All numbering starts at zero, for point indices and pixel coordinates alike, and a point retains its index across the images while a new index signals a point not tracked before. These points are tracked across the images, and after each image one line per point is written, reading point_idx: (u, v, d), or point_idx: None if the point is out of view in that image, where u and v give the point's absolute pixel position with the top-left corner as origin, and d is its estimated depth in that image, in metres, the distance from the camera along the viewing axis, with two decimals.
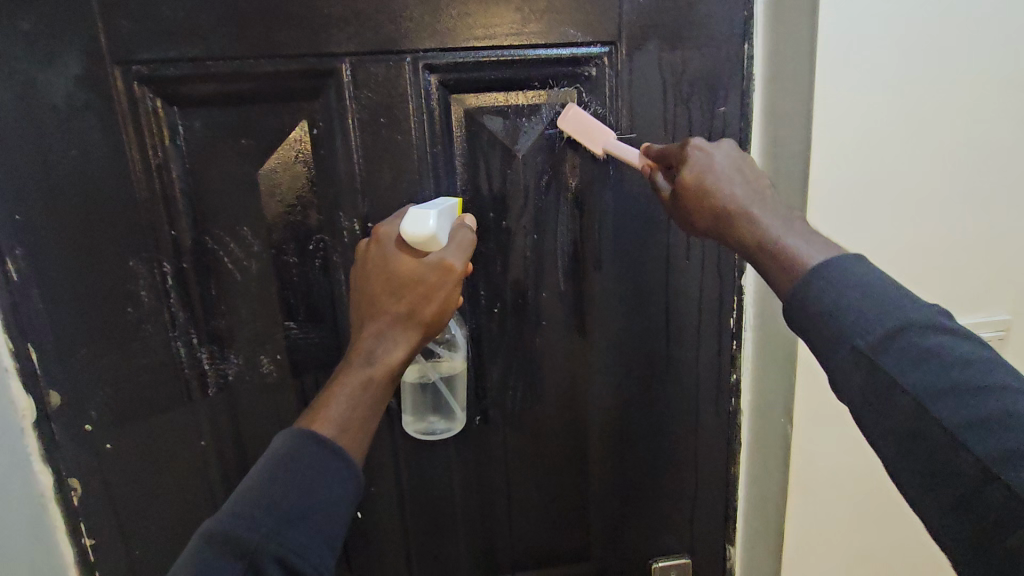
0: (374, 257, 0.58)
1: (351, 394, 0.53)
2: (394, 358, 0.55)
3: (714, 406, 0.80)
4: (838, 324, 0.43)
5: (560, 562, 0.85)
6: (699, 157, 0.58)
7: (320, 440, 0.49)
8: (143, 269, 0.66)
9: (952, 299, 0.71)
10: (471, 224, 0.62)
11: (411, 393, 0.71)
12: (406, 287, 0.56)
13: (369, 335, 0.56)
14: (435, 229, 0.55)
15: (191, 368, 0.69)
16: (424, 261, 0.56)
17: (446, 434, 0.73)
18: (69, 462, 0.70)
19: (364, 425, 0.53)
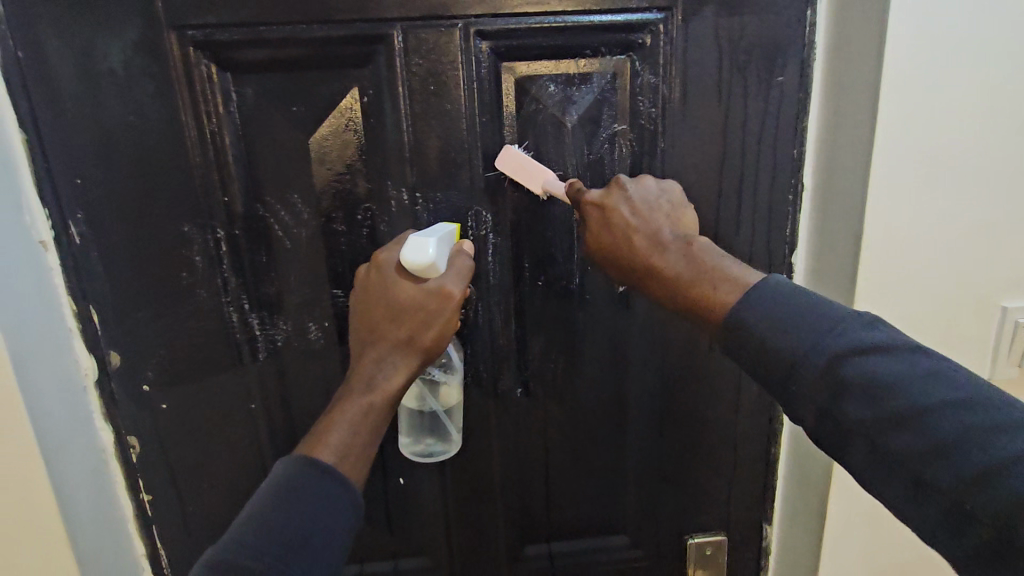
0: (375, 285, 0.61)
1: (352, 420, 0.57)
2: (392, 384, 0.59)
3: (757, 385, 0.79)
4: (749, 316, 0.48)
5: (595, 534, 0.86)
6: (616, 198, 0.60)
7: (315, 462, 0.52)
8: (197, 235, 0.67)
9: (1016, 281, 0.68)
10: (469, 248, 0.64)
11: (408, 416, 0.72)
12: (405, 315, 0.59)
13: (370, 362, 0.60)
14: (434, 256, 0.58)
15: (242, 333, 0.71)
16: (423, 288, 0.59)
17: (443, 456, 0.74)
18: (128, 420, 0.73)
19: (362, 451, 0.56)
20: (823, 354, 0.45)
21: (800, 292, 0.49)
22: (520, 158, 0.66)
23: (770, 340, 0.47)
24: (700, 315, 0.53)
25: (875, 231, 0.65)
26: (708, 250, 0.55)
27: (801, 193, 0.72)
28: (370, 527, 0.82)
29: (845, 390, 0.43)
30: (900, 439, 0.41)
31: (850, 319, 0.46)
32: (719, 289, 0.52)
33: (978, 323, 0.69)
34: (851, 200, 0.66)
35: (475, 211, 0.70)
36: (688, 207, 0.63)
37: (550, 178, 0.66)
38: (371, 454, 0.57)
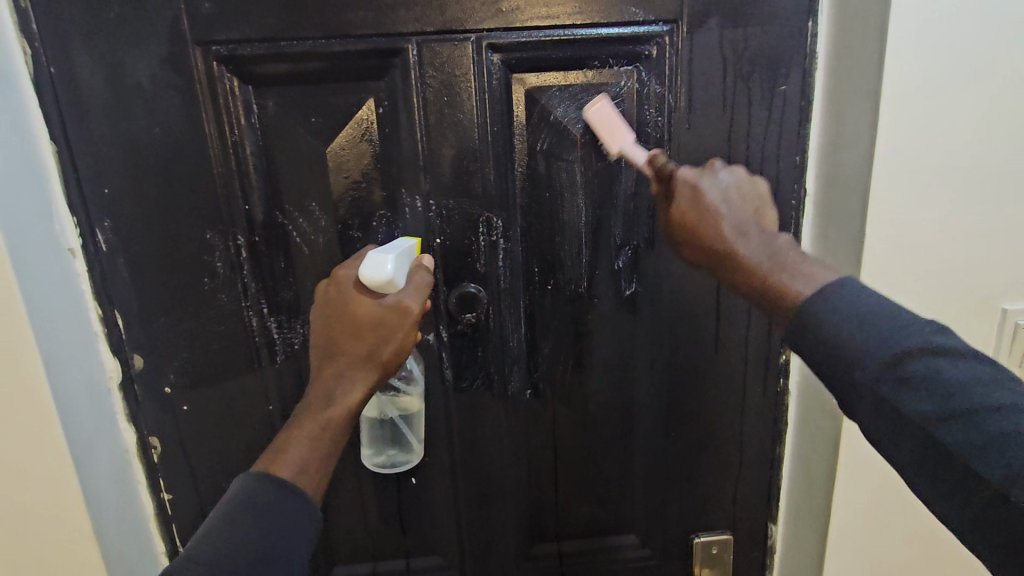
0: (333, 301, 0.61)
1: (311, 436, 0.58)
2: (350, 399, 0.60)
3: (762, 386, 0.81)
4: (824, 317, 0.47)
5: (604, 533, 0.88)
6: (687, 184, 0.58)
7: (275, 480, 0.54)
8: (219, 241, 0.69)
9: (1017, 283, 0.69)
10: (429, 261, 0.65)
11: (369, 427, 0.75)
12: (364, 331, 0.60)
13: (330, 377, 0.61)
14: (392, 274, 0.58)
15: (262, 337, 0.73)
16: (382, 304, 0.60)
17: (405, 466, 0.78)
18: (150, 421, 0.75)
19: (320, 466, 0.58)
20: (887, 353, 0.44)
21: (870, 295, 0.47)
22: (612, 112, 0.65)
23: (841, 339, 0.45)
24: (768, 304, 0.51)
25: (877, 235, 0.66)
26: (790, 249, 0.52)
27: (804, 198, 0.73)
28: (383, 526, 0.84)
29: (908, 389, 0.43)
30: (962, 435, 0.42)
31: (917, 323, 0.45)
32: (780, 277, 0.50)
33: (980, 325, 0.71)
34: (853, 205, 0.68)
35: (486, 217, 0.72)
36: (768, 204, 0.59)
37: (628, 140, 0.64)
38: (329, 468, 0.58)
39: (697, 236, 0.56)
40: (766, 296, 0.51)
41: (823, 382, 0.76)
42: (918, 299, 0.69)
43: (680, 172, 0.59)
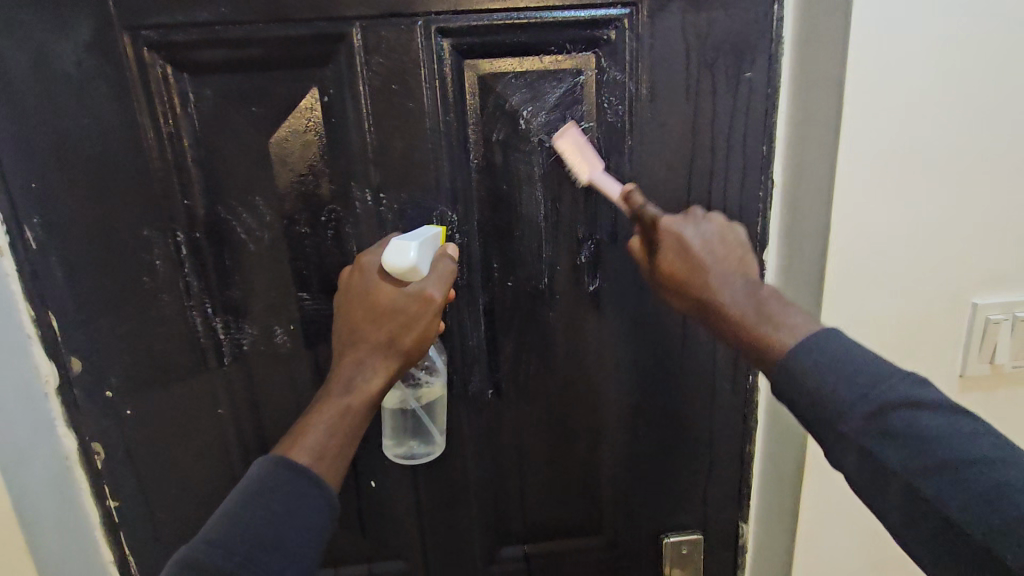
0: (357, 287, 0.60)
1: (330, 422, 0.56)
2: (372, 386, 0.58)
3: (731, 384, 0.78)
4: (797, 370, 0.47)
5: (571, 535, 0.86)
6: (675, 234, 0.58)
7: (293, 465, 0.51)
8: (157, 238, 0.66)
9: (988, 276, 0.67)
10: (454, 252, 0.63)
11: (390, 417, 0.71)
12: (385, 317, 0.58)
13: (350, 364, 0.59)
14: (415, 260, 0.56)
15: (207, 338, 0.70)
16: (405, 290, 0.58)
17: (426, 458, 0.73)
18: (92, 427, 0.71)
19: (340, 453, 0.55)
20: (865, 405, 0.44)
21: (854, 350, 0.47)
22: (581, 140, 0.64)
23: (824, 388, 0.46)
24: (756, 358, 0.51)
25: (843, 229, 0.64)
26: (775, 300, 0.53)
27: (770, 191, 0.71)
28: (343, 532, 0.82)
29: (887, 440, 0.43)
30: (952, 488, 0.40)
31: (897, 376, 0.45)
32: (766, 332, 0.51)
33: (950, 321, 0.69)
34: (819, 196, 0.65)
35: (440, 211, 0.68)
36: (750, 251, 0.59)
37: (598, 171, 0.63)
38: (349, 458, 0.56)
39: (688, 286, 0.57)
40: (755, 349, 0.51)
41: None
42: (886, 293, 0.67)
43: (663, 220, 0.59)
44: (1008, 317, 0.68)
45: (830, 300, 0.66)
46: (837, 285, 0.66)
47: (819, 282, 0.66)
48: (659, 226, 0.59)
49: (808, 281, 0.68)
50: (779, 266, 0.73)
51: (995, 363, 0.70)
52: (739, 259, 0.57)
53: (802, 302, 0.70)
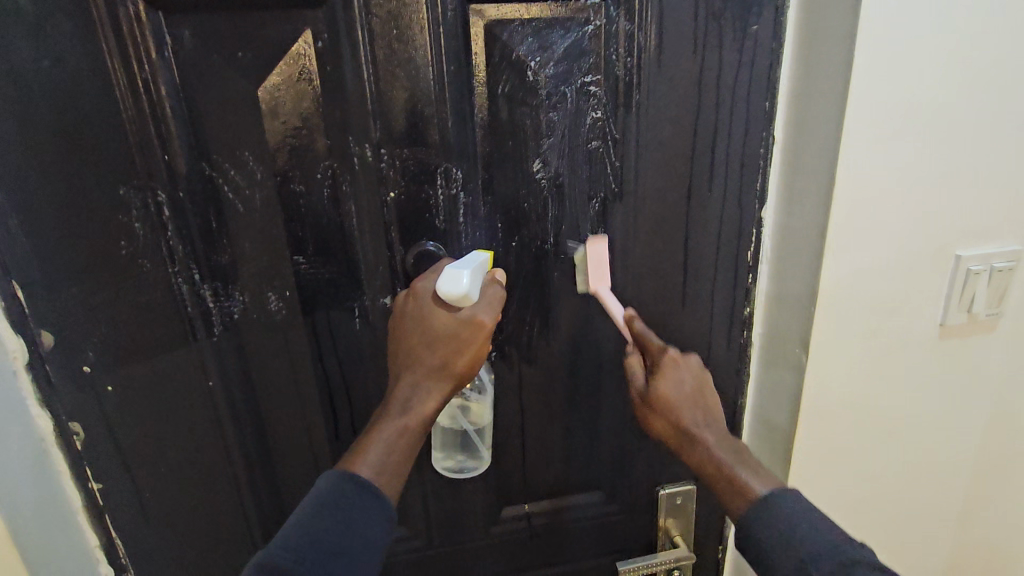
0: (410, 312, 0.62)
1: (388, 440, 0.58)
2: (427, 408, 0.60)
3: (727, 339, 0.80)
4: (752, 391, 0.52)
5: (571, 492, 0.87)
6: (669, 365, 0.67)
7: (362, 481, 0.54)
8: (135, 199, 0.60)
9: (972, 230, 0.71)
10: (500, 277, 0.66)
11: (443, 435, 0.76)
12: (440, 341, 0.60)
13: (404, 385, 0.61)
14: (468, 287, 0.58)
15: (194, 307, 0.65)
16: (456, 316, 0.60)
17: (473, 472, 0.79)
18: (68, 406, 0.66)
19: (398, 470, 0.58)
20: None
21: None
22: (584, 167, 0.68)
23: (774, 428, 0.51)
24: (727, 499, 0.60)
25: (846, 184, 0.65)
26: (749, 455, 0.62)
27: (771, 146, 0.71)
28: None
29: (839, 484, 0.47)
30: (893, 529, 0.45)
31: None
32: (739, 471, 0.60)
33: (936, 274, 0.72)
34: (822, 153, 0.66)
35: (444, 168, 0.66)
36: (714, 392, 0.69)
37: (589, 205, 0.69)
38: (405, 476, 0.58)
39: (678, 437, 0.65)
40: (727, 491, 0.60)
41: (784, 335, 0.76)
42: (880, 249, 0.69)
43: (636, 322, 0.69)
44: (986, 268, 0.72)
45: (829, 254, 0.68)
46: (837, 240, 0.68)
47: (820, 236, 0.68)
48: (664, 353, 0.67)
49: (809, 236, 0.70)
50: (778, 224, 0.74)
51: (972, 312, 0.74)
52: (710, 408, 0.67)
53: (801, 259, 0.72)
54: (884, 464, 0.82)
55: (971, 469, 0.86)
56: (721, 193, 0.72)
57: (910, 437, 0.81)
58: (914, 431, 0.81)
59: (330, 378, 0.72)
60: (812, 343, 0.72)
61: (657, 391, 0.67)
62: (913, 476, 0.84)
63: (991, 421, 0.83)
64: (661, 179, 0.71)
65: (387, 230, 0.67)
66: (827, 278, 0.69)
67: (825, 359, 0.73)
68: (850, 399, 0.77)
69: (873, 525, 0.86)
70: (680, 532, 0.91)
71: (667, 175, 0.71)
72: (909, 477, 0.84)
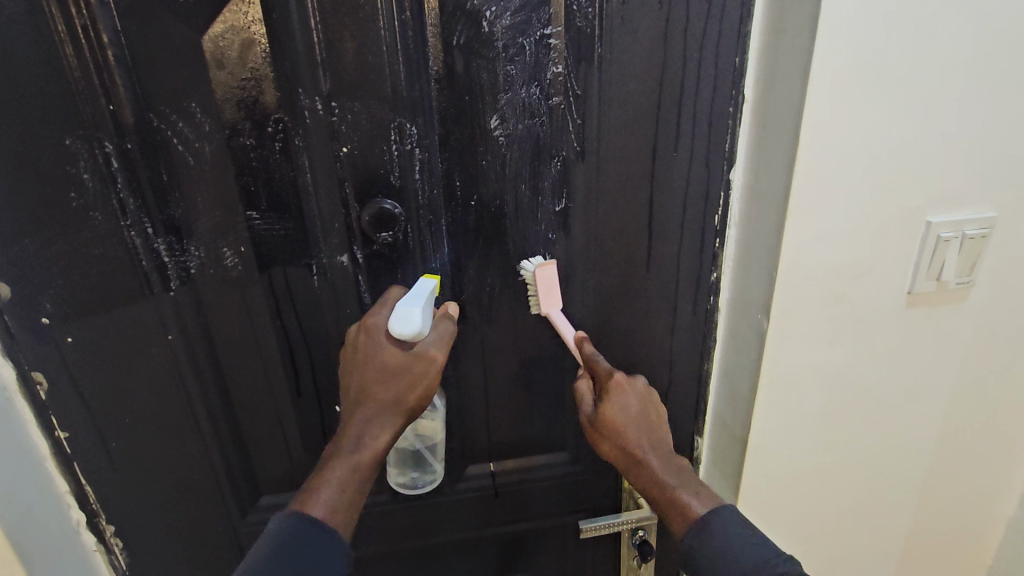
0: (363, 348, 0.66)
1: (343, 476, 0.63)
2: (379, 443, 0.65)
3: (692, 304, 0.79)
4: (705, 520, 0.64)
5: (535, 451, 0.88)
6: (617, 402, 0.71)
7: (313, 522, 0.59)
8: (82, 149, 0.59)
9: (943, 194, 0.69)
10: (453, 310, 0.70)
11: (397, 452, 0.81)
12: (393, 377, 0.65)
13: (357, 421, 0.65)
14: (420, 325, 0.62)
15: (149, 261, 0.65)
16: (409, 353, 0.64)
17: (425, 487, 0.84)
18: (30, 356, 0.67)
19: (352, 505, 0.63)
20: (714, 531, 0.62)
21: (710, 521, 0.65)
22: (555, 279, 0.72)
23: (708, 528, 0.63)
24: (670, 517, 0.66)
25: (810, 142, 0.63)
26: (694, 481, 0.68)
27: (741, 104, 0.69)
28: (308, 457, 0.81)
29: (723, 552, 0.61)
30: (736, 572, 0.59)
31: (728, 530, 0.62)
32: (681, 492, 0.66)
33: (903, 240, 0.70)
34: (788, 112, 0.64)
35: (398, 123, 0.64)
36: (660, 407, 0.74)
37: (557, 309, 0.74)
38: (358, 510, 0.63)
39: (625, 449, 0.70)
40: (670, 510, 0.66)
41: (748, 300, 0.75)
42: (846, 213, 0.68)
43: (615, 376, 0.71)
44: (958, 235, 0.70)
45: (791, 218, 0.67)
46: (800, 204, 0.66)
47: (783, 200, 0.66)
48: (611, 379, 0.71)
49: (773, 198, 0.68)
50: (745, 187, 0.73)
51: (941, 280, 0.72)
52: (655, 422, 0.72)
53: (766, 222, 0.70)
54: (845, 431, 0.82)
55: (936, 438, 0.86)
56: (687, 154, 0.70)
57: (873, 405, 0.81)
58: (877, 400, 0.80)
59: (290, 335, 0.73)
60: (772, 309, 0.71)
61: (604, 415, 0.70)
62: (875, 445, 0.84)
63: (959, 391, 0.83)
64: (625, 138, 0.69)
65: (342, 187, 0.66)
66: (789, 243, 0.68)
67: (786, 326, 0.73)
68: (811, 366, 0.76)
69: (833, 490, 0.86)
70: (645, 494, 0.92)
71: (631, 134, 0.69)
72: (871, 444, 0.84)
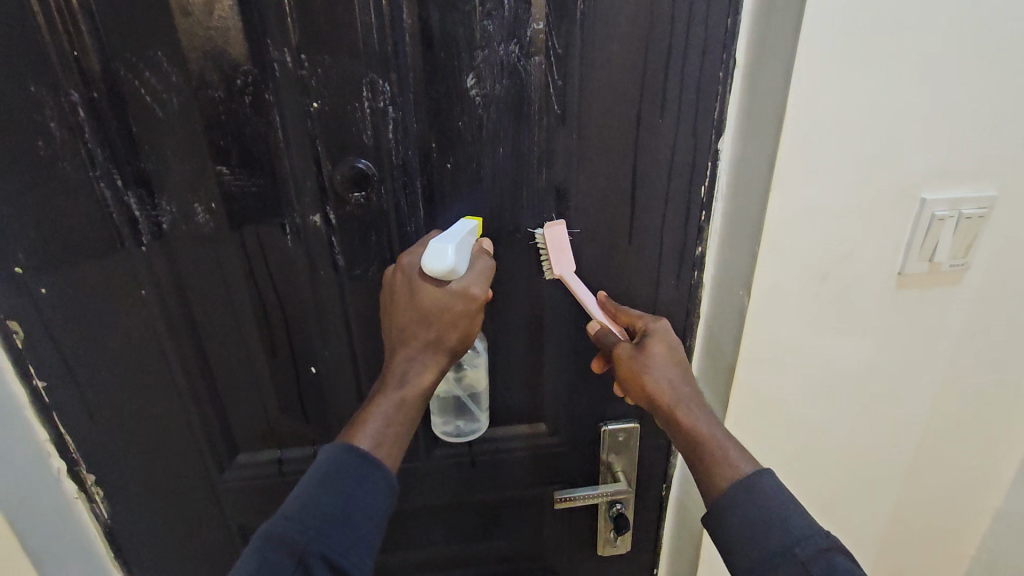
0: (402, 287, 0.66)
1: (386, 412, 0.63)
2: (423, 380, 0.65)
3: (675, 279, 0.77)
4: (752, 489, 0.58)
5: (513, 422, 0.88)
6: (663, 365, 0.69)
7: (361, 452, 0.59)
8: (48, 97, 0.59)
9: (940, 170, 0.65)
10: (488, 248, 0.70)
11: (438, 399, 0.81)
12: (433, 317, 0.64)
13: (401, 359, 0.65)
14: (454, 262, 0.62)
15: (120, 214, 0.65)
16: (448, 290, 0.63)
17: (472, 434, 0.84)
18: (5, 304, 0.67)
19: (397, 438, 0.63)
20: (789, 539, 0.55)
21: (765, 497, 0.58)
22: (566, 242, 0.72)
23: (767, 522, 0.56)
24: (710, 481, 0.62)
25: (799, 109, 0.60)
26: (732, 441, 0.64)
27: (731, 69, 0.66)
28: (285, 418, 0.81)
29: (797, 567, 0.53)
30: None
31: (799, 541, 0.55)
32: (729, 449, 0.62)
33: (895, 216, 0.67)
34: (777, 77, 0.61)
35: (370, 79, 0.62)
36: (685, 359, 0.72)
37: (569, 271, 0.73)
38: (404, 444, 0.64)
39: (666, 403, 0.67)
40: (715, 467, 0.62)
41: (732, 275, 0.73)
42: (835, 186, 0.65)
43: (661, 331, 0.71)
44: (954, 214, 0.67)
45: (778, 188, 0.64)
46: (787, 175, 0.63)
47: (769, 169, 0.63)
48: (648, 350, 0.69)
49: (760, 167, 0.65)
50: (734, 157, 0.70)
51: (934, 261, 0.69)
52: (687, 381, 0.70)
53: (752, 193, 0.67)
54: (827, 414, 0.80)
55: (922, 424, 0.84)
56: (673, 121, 0.68)
57: (857, 388, 0.78)
58: (862, 382, 0.78)
59: (264, 295, 0.72)
60: (755, 284, 0.69)
61: (648, 356, 0.69)
62: (857, 428, 0.82)
63: (948, 378, 0.80)
64: (609, 102, 0.66)
65: (314, 143, 0.65)
66: (774, 215, 0.65)
67: (768, 302, 0.70)
68: (795, 344, 0.74)
69: (812, 473, 0.85)
70: (623, 469, 0.92)
71: (615, 98, 0.66)
72: (852, 428, 0.82)
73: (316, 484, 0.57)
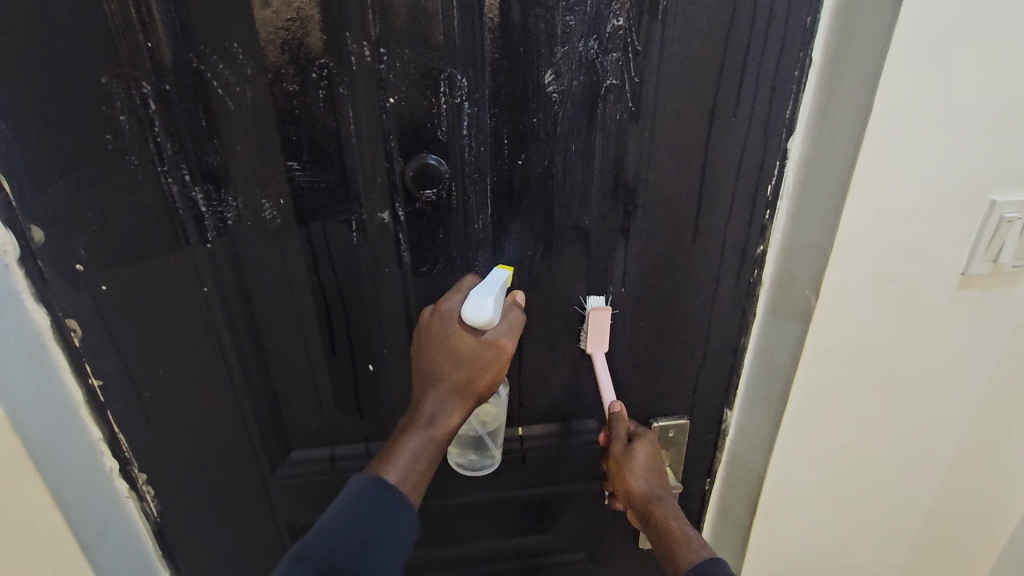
0: (437, 331, 0.66)
1: (415, 449, 0.63)
2: (450, 424, 0.65)
3: (735, 277, 0.77)
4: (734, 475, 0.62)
5: (564, 418, 0.88)
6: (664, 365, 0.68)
7: (387, 486, 0.60)
8: (118, 89, 0.57)
9: (1011, 173, 0.66)
10: (519, 299, 0.71)
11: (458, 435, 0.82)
12: (467, 362, 0.65)
13: (430, 401, 0.65)
14: (493, 316, 0.63)
15: (186, 210, 0.63)
16: (482, 339, 0.64)
17: (486, 469, 0.85)
18: (64, 301, 0.66)
19: (422, 474, 0.64)
20: None
21: None
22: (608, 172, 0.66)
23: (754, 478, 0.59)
24: None
25: (883, 110, 0.60)
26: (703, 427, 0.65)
27: (807, 68, 0.65)
28: (339, 415, 0.80)
29: None
30: None
31: None
32: None
33: (964, 218, 0.68)
34: (860, 77, 0.60)
35: (448, 74, 0.61)
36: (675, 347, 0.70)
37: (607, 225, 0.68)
38: (427, 481, 0.65)
39: None
40: None
41: (796, 275, 0.73)
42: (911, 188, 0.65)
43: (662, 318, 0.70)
44: (1022, 217, 0.68)
45: (854, 190, 0.64)
46: (865, 176, 0.63)
47: (848, 170, 0.63)
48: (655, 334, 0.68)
49: (835, 168, 0.65)
50: (804, 157, 0.70)
51: (998, 262, 0.70)
52: None
53: (824, 194, 0.67)
54: (879, 410, 0.81)
55: (969, 419, 0.85)
56: (746, 120, 0.67)
57: (911, 385, 0.80)
58: (916, 380, 0.79)
59: (327, 292, 0.71)
60: (823, 284, 0.69)
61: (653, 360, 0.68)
62: (907, 425, 0.83)
63: (998, 375, 0.81)
64: (683, 100, 0.66)
65: (386, 139, 0.63)
66: (849, 216, 0.65)
67: (834, 302, 0.71)
68: (856, 344, 0.75)
69: (858, 467, 0.87)
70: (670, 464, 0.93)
71: (690, 96, 0.66)
72: (901, 425, 0.83)
73: (346, 506, 0.58)
